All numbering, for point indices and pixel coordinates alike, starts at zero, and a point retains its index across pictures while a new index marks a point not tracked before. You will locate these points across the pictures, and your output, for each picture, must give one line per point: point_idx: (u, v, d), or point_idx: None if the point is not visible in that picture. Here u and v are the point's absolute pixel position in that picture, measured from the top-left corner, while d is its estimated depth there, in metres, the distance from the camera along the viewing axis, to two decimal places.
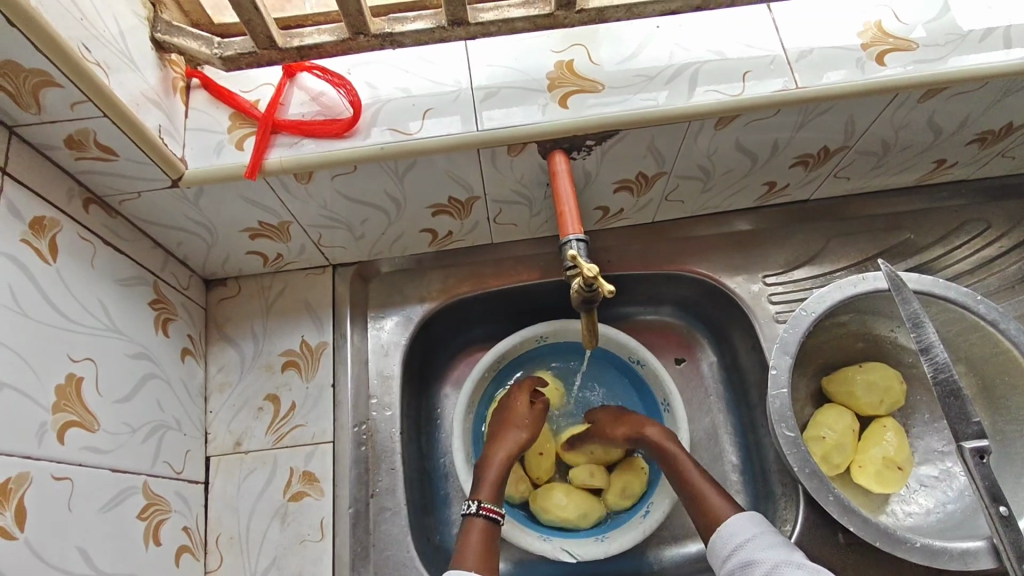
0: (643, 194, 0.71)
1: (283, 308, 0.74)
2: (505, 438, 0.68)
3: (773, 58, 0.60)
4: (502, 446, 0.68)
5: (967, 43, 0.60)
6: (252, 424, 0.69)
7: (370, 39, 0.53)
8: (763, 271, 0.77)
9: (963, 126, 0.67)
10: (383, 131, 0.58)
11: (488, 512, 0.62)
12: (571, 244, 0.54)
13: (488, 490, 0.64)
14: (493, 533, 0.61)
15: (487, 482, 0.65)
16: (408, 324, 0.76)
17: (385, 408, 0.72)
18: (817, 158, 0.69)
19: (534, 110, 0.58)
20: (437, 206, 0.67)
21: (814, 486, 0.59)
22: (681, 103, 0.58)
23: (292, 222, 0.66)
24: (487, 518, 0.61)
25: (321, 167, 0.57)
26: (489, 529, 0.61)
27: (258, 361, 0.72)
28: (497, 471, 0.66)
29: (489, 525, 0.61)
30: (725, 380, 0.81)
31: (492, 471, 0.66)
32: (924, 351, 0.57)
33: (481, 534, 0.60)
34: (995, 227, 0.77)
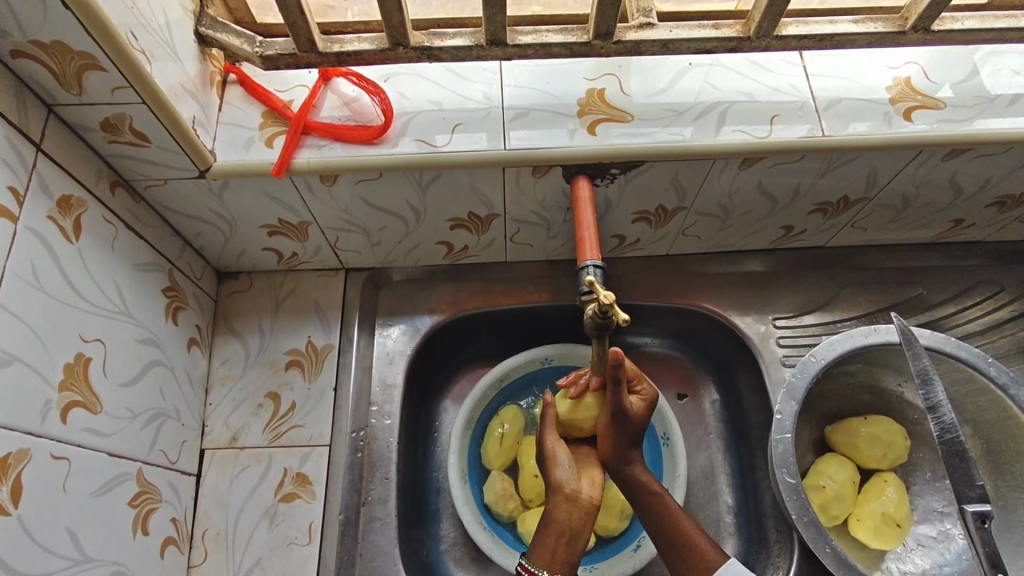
0: (661, 226, 0.71)
1: (292, 307, 0.75)
2: (559, 498, 0.52)
3: (801, 104, 0.61)
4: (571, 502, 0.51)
5: (994, 107, 0.61)
6: (250, 421, 0.69)
7: (408, 51, 0.54)
8: (773, 313, 0.77)
9: (985, 188, 0.67)
10: (411, 141, 0.59)
11: (524, 574, 0.49)
12: (588, 269, 0.54)
13: (543, 554, 0.49)
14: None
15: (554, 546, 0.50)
16: (415, 333, 0.76)
17: (385, 417, 0.71)
18: (837, 207, 0.69)
19: (562, 135, 0.59)
20: (456, 219, 0.68)
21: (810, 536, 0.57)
22: (707, 140, 0.59)
23: (311, 223, 0.67)
24: None
25: (345, 171, 0.57)
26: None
27: (262, 357, 0.72)
28: (557, 529, 0.50)
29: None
30: (726, 419, 0.81)
31: (554, 535, 0.50)
32: (932, 410, 0.57)
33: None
34: (1007, 291, 0.78)
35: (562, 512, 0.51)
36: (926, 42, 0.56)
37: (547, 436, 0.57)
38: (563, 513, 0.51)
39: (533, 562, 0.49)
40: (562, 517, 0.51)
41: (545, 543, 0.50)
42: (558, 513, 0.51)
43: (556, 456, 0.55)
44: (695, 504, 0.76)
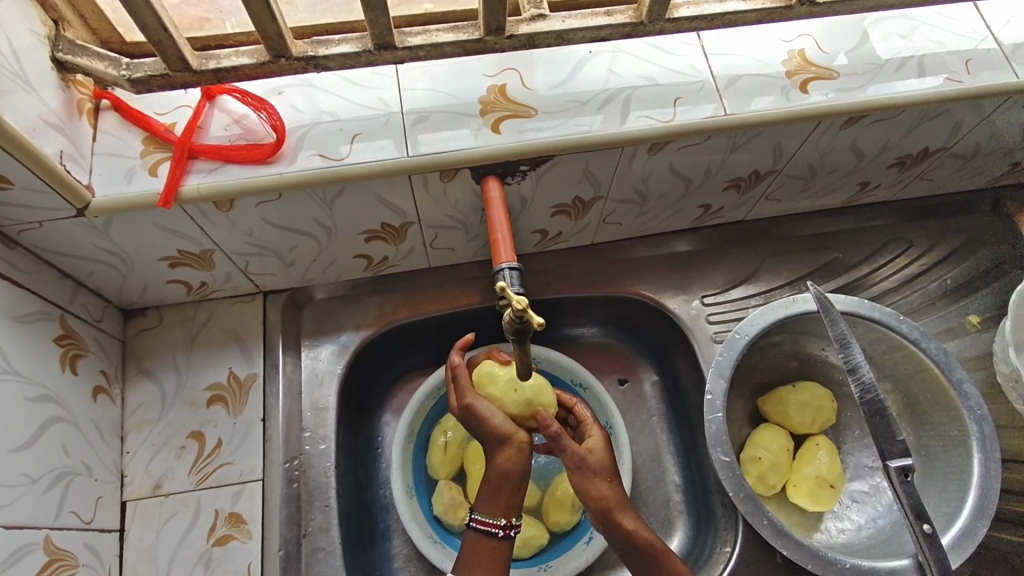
0: (580, 217, 0.70)
1: (208, 339, 0.71)
2: (505, 449, 0.51)
3: (702, 84, 0.61)
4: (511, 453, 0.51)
5: (884, 72, 0.62)
6: (173, 465, 0.65)
7: (292, 62, 0.51)
8: (701, 291, 0.79)
9: (884, 151, 0.69)
10: (309, 156, 0.55)
11: (480, 525, 0.52)
12: (503, 273, 0.53)
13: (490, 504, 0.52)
14: (503, 550, 0.52)
15: (501, 496, 0.52)
16: (344, 351, 0.73)
17: (319, 441, 0.69)
18: (748, 182, 0.70)
19: (466, 136, 0.57)
20: (370, 232, 0.65)
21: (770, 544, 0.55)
22: (614, 129, 0.58)
23: (215, 251, 0.63)
24: (485, 533, 0.52)
25: (241, 195, 0.54)
26: (486, 546, 0.52)
27: (180, 397, 0.68)
28: (506, 479, 0.51)
29: (491, 541, 0.52)
30: (667, 400, 0.82)
31: (498, 486, 0.52)
32: (852, 371, 0.59)
33: (478, 554, 0.52)
34: (915, 246, 0.81)
35: (511, 463, 0.51)
36: (814, 14, 0.57)
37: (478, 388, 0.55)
38: (512, 464, 0.51)
39: (486, 512, 0.52)
40: (509, 467, 0.51)
41: (495, 497, 0.52)
42: (501, 463, 0.51)
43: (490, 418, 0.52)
44: (643, 487, 0.77)
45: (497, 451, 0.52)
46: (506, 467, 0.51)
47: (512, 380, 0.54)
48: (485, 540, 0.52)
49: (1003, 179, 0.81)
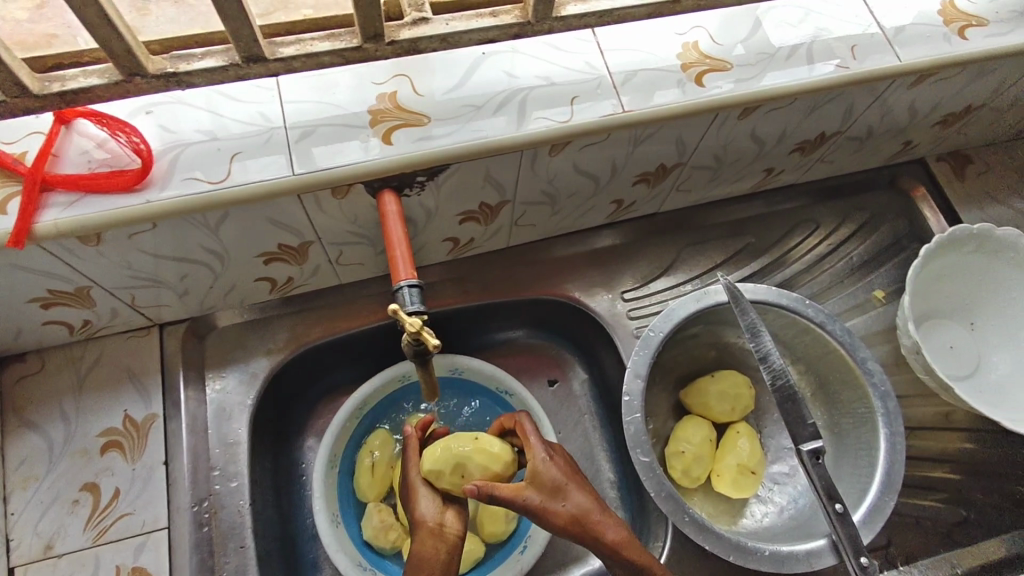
0: (491, 222, 0.69)
1: (99, 381, 0.65)
2: (424, 534, 0.53)
3: (599, 81, 0.60)
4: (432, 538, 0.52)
5: (776, 61, 0.63)
6: (66, 522, 0.60)
7: (150, 80, 0.46)
8: (621, 286, 0.78)
9: (784, 138, 0.70)
10: (183, 181, 0.51)
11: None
12: (403, 291, 0.51)
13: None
14: None
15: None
16: (253, 380, 0.69)
17: (230, 479, 0.64)
18: (656, 175, 0.70)
19: (356, 149, 0.54)
20: (267, 254, 0.61)
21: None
22: (511, 133, 0.56)
23: (91, 287, 0.57)
24: None
25: (108, 227, 0.49)
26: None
27: (69, 447, 0.62)
28: (425, 566, 0.50)
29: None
30: (597, 397, 0.82)
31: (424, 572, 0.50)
32: (763, 359, 0.60)
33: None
34: (823, 226, 0.83)
35: (427, 547, 0.51)
36: (703, 7, 0.57)
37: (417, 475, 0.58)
38: (428, 548, 0.51)
39: None
40: (427, 552, 0.51)
41: None
42: (422, 549, 0.51)
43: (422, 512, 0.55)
44: None
45: (416, 539, 0.53)
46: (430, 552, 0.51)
47: (455, 463, 0.56)
48: None
49: (899, 157, 0.84)
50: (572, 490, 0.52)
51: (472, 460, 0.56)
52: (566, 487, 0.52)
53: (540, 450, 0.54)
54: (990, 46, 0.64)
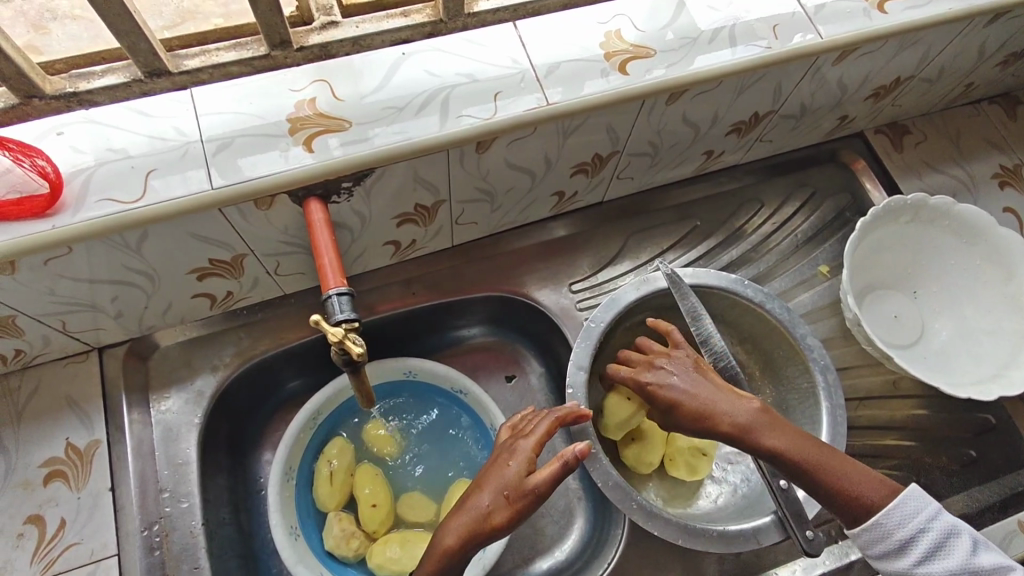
0: (431, 223, 0.68)
1: (38, 410, 0.64)
2: (455, 528, 0.54)
3: (522, 75, 0.59)
4: (457, 524, 0.54)
5: (699, 45, 0.63)
6: (11, 557, 0.58)
7: (49, 101, 0.46)
8: (569, 278, 0.78)
9: (717, 120, 0.71)
10: (97, 202, 0.50)
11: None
12: (332, 300, 0.50)
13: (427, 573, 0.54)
14: None
15: (436, 557, 0.54)
16: (200, 399, 0.68)
17: (180, 500, 0.64)
18: (594, 165, 0.70)
19: (276, 158, 0.53)
20: (200, 270, 0.60)
21: (827, 502, 0.52)
22: (434, 133, 0.56)
23: (16, 316, 0.56)
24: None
25: (20, 255, 0.48)
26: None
27: (11, 480, 0.61)
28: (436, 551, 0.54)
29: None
30: (555, 390, 0.82)
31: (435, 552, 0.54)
32: (704, 343, 0.61)
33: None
34: (768, 205, 0.84)
35: (447, 540, 0.53)
36: None
37: (517, 465, 0.55)
38: (445, 540, 0.54)
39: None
40: (447, 542, 0.53)
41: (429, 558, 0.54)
42: (444, 538, 0.54)
43: (500, 516, 0.53)
44: None
45: (448, 534, 0.54)
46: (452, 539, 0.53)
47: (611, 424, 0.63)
48: None
49: (838, 132, 0.85)
50: (703, 398, 0.54)
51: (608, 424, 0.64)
52: (672, 396, 0.55)
53: (667, 375, 0.57)
54: (907, 18, 0.65)
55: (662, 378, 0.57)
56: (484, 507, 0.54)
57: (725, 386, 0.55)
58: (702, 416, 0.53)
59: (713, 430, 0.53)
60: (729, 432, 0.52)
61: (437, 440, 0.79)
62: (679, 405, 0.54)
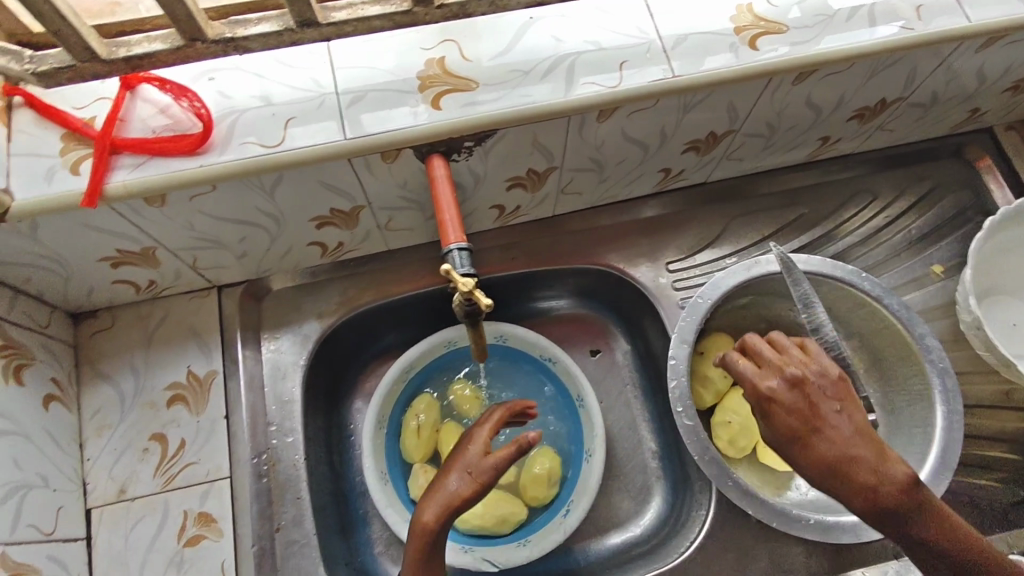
0: (538, 189, 0.69)
1: (164, 338, 0.69)
2: (429, 499, 0.54)
3: (648, 46, 0.58)
4: (434, 503, 0.53)
5: (835, 23, 0.60)
6: (137, 469, 0.64)
7: (209, 45, 0.48)
8: (666, 257, 0.77)
9: (841, 106, 0.67)
10: (242, 144, 0.53)
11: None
12: (453, 254, 0.52)
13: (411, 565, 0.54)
14: None
15: (421, 545, 0.54)
16: (306, 341, 0.72)
17: (286, 434, 0.68)
18: (706, 143, 0.68)
19: (406, 114, 0.55)
20: (320, 218, 0.63)
21: (928, 566, 0.47)
22: (558, 99, 0.56)
23: (156, 248, 0.60)
24: None
25: (173, 189, 0.52)
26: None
27: (139, 398, 0.67)
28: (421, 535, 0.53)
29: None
30: (640, 367, 0.82)
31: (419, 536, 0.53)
32: (815, 331, 0.59)
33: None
34: (881, 198, 0.80)
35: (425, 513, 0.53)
36: None
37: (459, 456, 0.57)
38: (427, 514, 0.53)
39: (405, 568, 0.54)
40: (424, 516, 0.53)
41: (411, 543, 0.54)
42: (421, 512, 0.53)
43: (469, 491, 0.53)
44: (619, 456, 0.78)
45: (425, 508, 0.54)
46: (430, 519, 0.53)
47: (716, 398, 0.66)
48: None
49: (966, 125, 0.80)
50: (811, 415, 0.47)
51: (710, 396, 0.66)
52: (780, 401, 0.48)
53: (784, 381, 0.49)
54: None
55: (783, 387, 0.49)
56: (451, 488, 0.54)
57: (855, 424, 0.47)
58: (804, 435, 0.47)
59: (817, 460, 0.46)
60: (862, 509, 0.46)
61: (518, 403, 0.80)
62: (789, 417, 0.47)
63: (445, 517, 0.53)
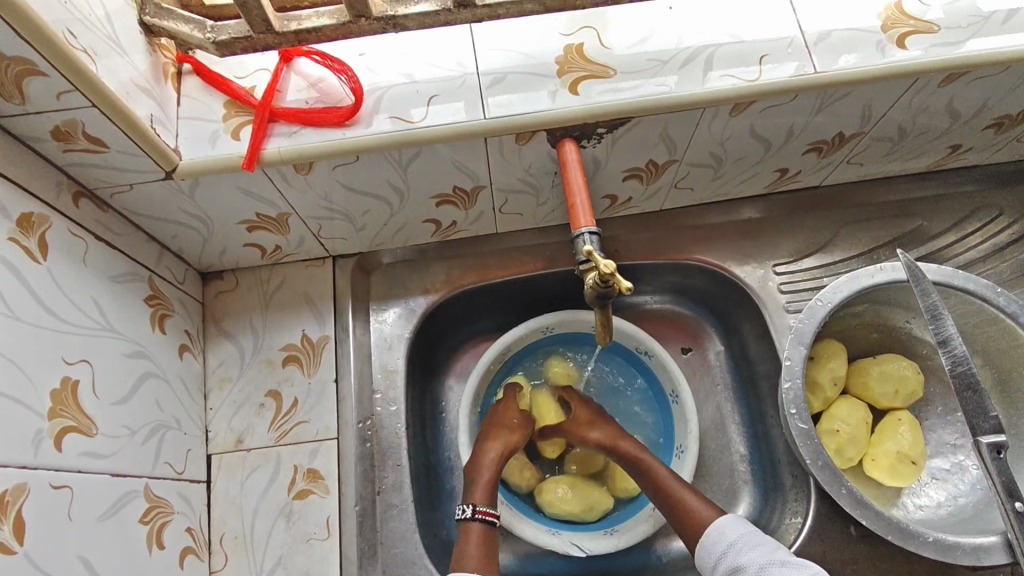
0: (653, 181, 0.69)
1: (282, 301, 0.72)
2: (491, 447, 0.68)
3: (790, 40, 0.58)
4: (495, 444, 0.68)
5: (989, 25, 0.58)
6: (254, 421, 0.67)
7: (371, 22, 0.50)
8: (773, 260, 0.76)
9: (982, 111, 0.64)
10: (386, 119, 0.55)
11: (484, 516, 0.62)
12: (583, 237, 0.53)
13: (482, 494, 0.64)
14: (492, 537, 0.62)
15: (482, 482, 0.65)
16: (411, 316, 0.74)
17: (390, 404, 0.70)
18: (831, 144, 0.67)
19: (543, 98, 0.56)
20: (441, 196, 0.65)
21: None
22: (695, 89, 0.56)
23: (291, 214, 0.64)
24: (486, 522, 0.62)
25: (320, 157, 0.54)
26: (488, 535, 0.61)
27: (257, 356, 0.70)
28: (483, 473, 0.66)
29: (489, 531, 0.62)
30: (733, 369, 0.81)
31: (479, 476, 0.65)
32: (943, 344, 0.56)
33: (482, 541, 0.61)
34: (1007, 214, 0.76)
35: (485, 456, 0.67)
36: None
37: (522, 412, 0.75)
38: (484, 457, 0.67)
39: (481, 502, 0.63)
40: (484, 459, 0.67)
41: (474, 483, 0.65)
42: (482, 453, 0.67)
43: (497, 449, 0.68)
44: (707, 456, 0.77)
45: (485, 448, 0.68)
46: (484, 460, 0.66)
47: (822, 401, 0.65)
48: (484, 527, 0.62)
49: None
50: (674, 492, 0.63)
51: (818, 399, 0.65)
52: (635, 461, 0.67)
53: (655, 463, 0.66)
54: None
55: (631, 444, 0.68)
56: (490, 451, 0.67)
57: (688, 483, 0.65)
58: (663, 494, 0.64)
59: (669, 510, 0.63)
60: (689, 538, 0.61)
61: (603, 395, 0.82)
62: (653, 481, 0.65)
63: (503, 456, 0.67)
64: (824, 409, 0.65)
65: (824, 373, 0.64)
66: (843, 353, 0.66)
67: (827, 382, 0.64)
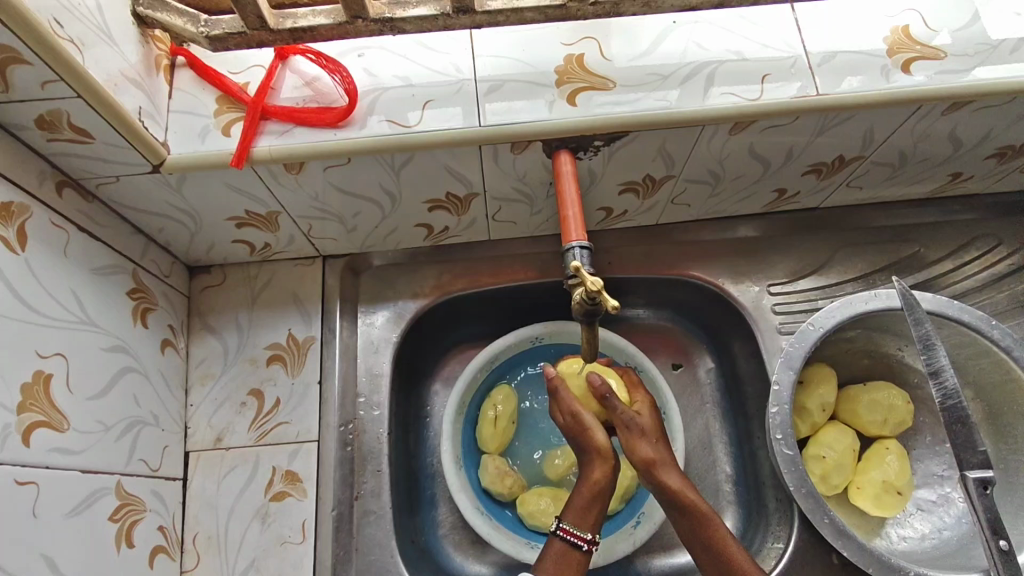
0: (650, 196, 0.68)
1: (269, 299, 0.71)
2: (597, 463, 0.55)
3: (794, 60, 0.57)
4: (603, 464, 0.55)
5: (997, 55, 0.57)
6: (234, 420, 0.67)
7: (368, 23, 0.49)
8: (767, 279, 0.75)
9: (985, 140, 0.64)
10: (381, 122, 0.54)
11: (568, 535, 0.55)
12: (574, 251, 0.52)
13: (574, 513, 0.55)
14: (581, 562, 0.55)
15: (582, 503, 0.56)
16: (400, 320, 0.73)
17: (373, 408, 0.70)
18: (831, 166, 0.66)
19: (541, 107, 0.55)
20: (434, 201, 0.64)
21: None
22: (695, 106, 0.55)
23: (281, 213, 0.63)
24: (570, 544, 0.55)
25: (311, 158, 0.53)
26: (572, 558, 0.54)
27: (241, 354, 0.69)
28: (596, 497, 0.55)
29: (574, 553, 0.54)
30: (722, 388, 0.80)
31: (582, 496, 0.56)
32: (934, 375, 0.55)
33: (562, 562, 0.54)
34: (1006, 244, 0.75)
35: (598, 476, 0.55)
36: None
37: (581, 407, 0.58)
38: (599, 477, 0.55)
39: (573, 525, 0.55)
40: (596, 476, 0.55)
41: (580, 504, 0.56)
42: (594, 473, 0.55)
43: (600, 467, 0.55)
44: (693, 475, 0.76)
45: (592, 466, 0.56)
46: (595, 480, 0.55)
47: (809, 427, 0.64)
48: (570, 552, 0.54)
49: None
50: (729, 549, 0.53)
51: (804, 424, 0.64)
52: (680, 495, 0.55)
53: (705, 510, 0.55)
54: None
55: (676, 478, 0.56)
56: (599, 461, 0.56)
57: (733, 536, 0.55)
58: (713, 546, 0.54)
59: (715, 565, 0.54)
60: None
61: None
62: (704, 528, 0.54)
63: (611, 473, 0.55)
64: (811, 434, 0.64)
65: (813, 398, 0.64)
66: (833, 378, 0.65)
67: (814, 408, 0.63)
